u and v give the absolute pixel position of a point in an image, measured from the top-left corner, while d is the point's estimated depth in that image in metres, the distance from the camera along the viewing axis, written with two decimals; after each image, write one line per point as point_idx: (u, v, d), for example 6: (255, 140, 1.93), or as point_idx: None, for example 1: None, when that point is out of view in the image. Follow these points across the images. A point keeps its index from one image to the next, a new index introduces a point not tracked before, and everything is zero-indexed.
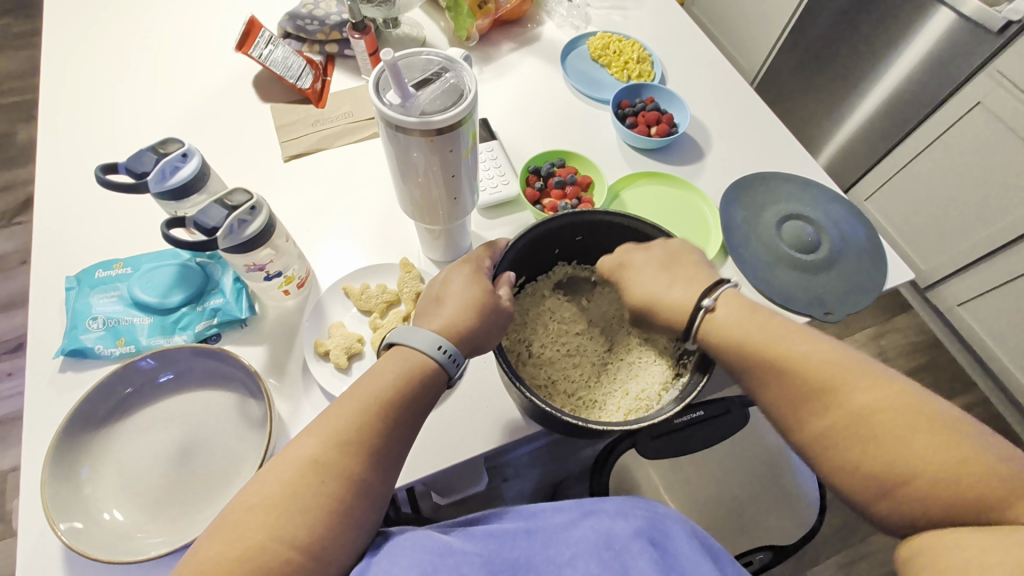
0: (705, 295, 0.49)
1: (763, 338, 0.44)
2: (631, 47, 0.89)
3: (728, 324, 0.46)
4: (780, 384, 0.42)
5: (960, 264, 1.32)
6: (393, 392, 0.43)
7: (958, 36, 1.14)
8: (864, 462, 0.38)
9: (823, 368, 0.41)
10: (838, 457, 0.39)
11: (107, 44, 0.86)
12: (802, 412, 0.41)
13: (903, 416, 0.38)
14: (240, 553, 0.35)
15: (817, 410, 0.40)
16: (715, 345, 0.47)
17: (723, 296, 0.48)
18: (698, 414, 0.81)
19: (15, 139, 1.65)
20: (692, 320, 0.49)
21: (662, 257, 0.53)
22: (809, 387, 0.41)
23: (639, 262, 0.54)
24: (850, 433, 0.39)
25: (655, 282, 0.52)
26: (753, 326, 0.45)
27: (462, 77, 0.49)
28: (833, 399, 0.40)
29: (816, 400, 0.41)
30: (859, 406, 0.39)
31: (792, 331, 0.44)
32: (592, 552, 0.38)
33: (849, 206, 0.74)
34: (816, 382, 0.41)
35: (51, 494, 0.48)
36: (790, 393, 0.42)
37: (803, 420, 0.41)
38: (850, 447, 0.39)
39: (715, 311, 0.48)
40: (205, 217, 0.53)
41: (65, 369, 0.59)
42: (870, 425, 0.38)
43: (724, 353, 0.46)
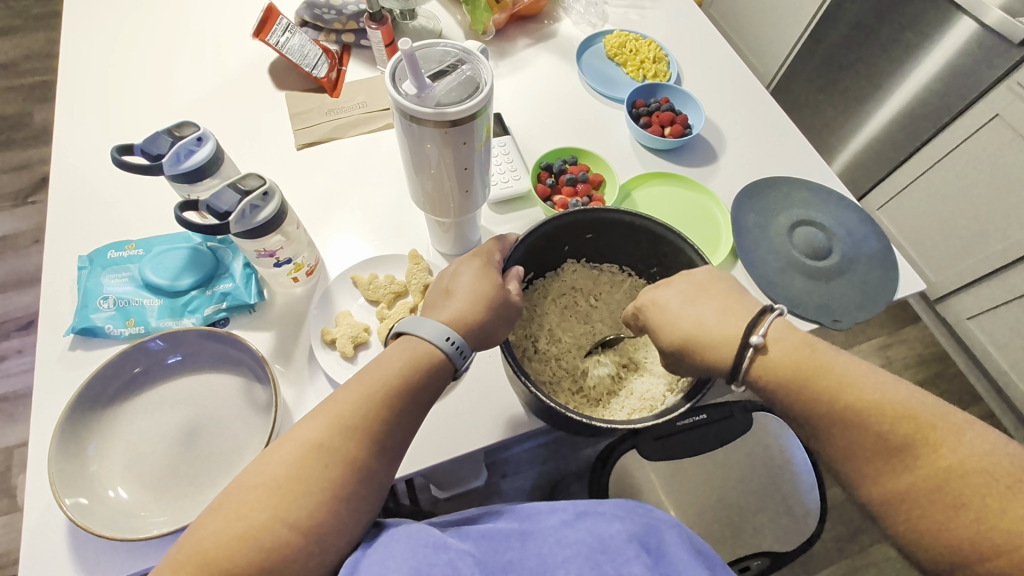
0: (751, 332, 0.45)
1: (830, 381, 0.41)
2: (647, 46, 0.88)
3: (786, 365, 0.43)
4: (853, 435, 0.40)
5: (973, 277, 1.30)
6: (400, 380, 0.43)
7: (979, 47, 1.13)
8: (952, 528, 0.36)
9: (903, 421, 0.39)
10: (920, 520, 0.37)
11: (126, 28, 0.87)
12: (878, 467, 0.39)
13: (993, 477, 0.36)
14: (243, 531, 0.36)
15: (896, 467, 0.38)
16: (774, 386, 0.43)
17: (772, 330, 0.45)
18: (701, 417, 0.80)
19: (32, 119, 1.66)
20: (738, 360, 0.45)
21: (694, 287, 0.49)
22: (890, 440, 0.39)
23: (666, 297, 0.50)
24: (936, 492, 0.37)
25: (684, 316, 0.48)
26: (818, 368, 0.42)
27: (479, 69, 0.49)
28: (916, 456, 0.38)
29: (896, 456, 0.38)
30: (948, 465, 0.37)
31: (861, 372, 0.42)
32: (585, 554, 0.38)
33: (862, 213, 0.73)
34: (897, 436, 0.39)
35: (58, 468, 0.48)
36: (864, 446, 0.39)
37: (878, 476, 0.39)
38: (936, 510, 0.37)
39: (766, 351, 0.44)
40: (218, 201, 0.53)
41: (75, 347, 0.60)
42: (958, 486, 0.36)
43: (784, 394, 0.43)
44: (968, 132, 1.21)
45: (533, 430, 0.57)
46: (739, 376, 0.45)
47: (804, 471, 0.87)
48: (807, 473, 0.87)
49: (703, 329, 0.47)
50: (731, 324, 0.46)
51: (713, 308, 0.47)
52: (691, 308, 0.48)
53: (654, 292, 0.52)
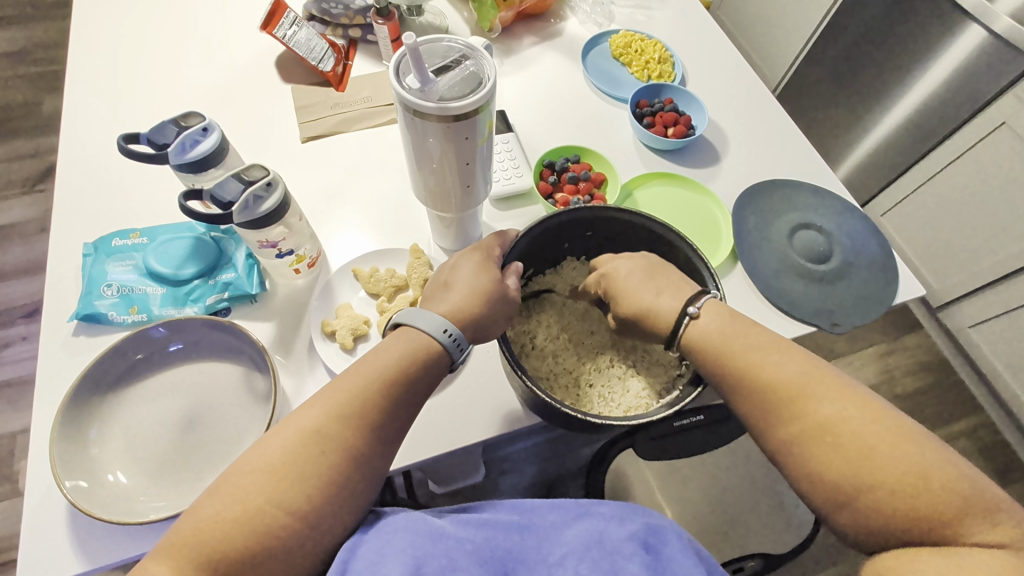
0: (689, 303, 0.49)
1: (742, 344, 0.46)
2: (653, 46, 0.89)
3: (710, 330, 0.47)
4: (751, 392, 0.44)
5: (975, 284, 1.30)
6: (397, 369, 0.44)
7: (986, 54, 1.12)
8: (828, 470, 0.40)
9: (794, 378, 0.43)
10: (805, 464, 0.41)
11: (136, 19, 0.87)
12: (772, 418, 0.43)
13: (869, 427, 0.40)
14: (240, 514, 0.36)
15: (786, 417, 0.42)
16: (693, 350, 0.48)
17: (705, 307, 0.49)
18: (700, 418, 0.81)
19: (41, 108, 1.68)
20: (676, 327, 0.49)
21: (646, 267, 0.53)
22: (780, 396, 0.43)
23: (624, 270, 0.53)
24: (817, 442, 0.41)
25: (637, 289, 0.51)
26: (734, 333, 0.47)
27: (482, 65, 0.50)
28: (802, 407, 0.42)
29: (785, 407, 0.43)
30: (826, 416, 0.41)
31: (766, 338, 0.46)
32: (583, 552, 0.38)
33: (863, 217, 0.73)
34: (788, 390, 0.43)
35: (60, 451, 0.49)
36: (761, 400, 0.44)
37: (772, 426, 0.43)
38: (816, 454, 0.41)
39: (698, 319, 0.48)
40: (222, 191, 0.54)
41: (78, 333, 0.60)
42: (835, 434, 0.40)
43: (699, 357, 0.48)
44: (974, 140, 1.21)
45: (529, 425, 0.58)
46: (676, 342, 0.49)
47: None
48: None
49: (655, 303, 0.50)
50: (675, 298, 0.50)
51: (664, 287, 0.51)
52: (646, 283, 0.51)
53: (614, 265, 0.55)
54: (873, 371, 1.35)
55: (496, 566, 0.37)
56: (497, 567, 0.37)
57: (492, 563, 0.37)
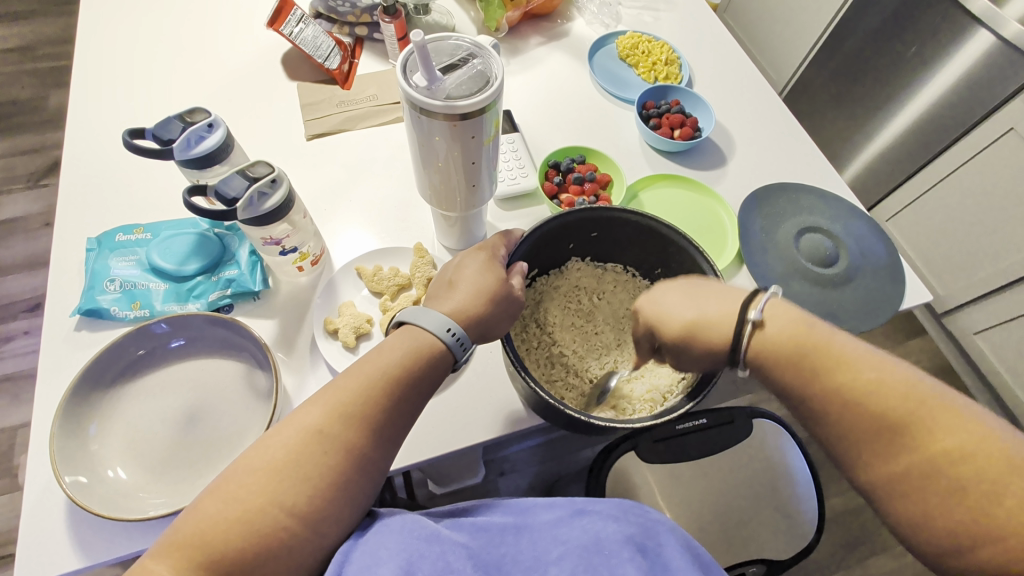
0: (749, 309, 0.46)
1: (827, 359, 0.42)
2: (660, 48, 0.88)
3: (781, 340, 0.44)
4: (846, 416, 0.41)
5: (980, 291, 1.29)
6: (400, 368, 0.43)
7: (995, 60, 1.12)
8: (944, 512, 0.36)
9: (898, 403, 0.39)
10: (912, 503, 0.37)
11: (142, 14, 0.87)
12: (873, 449, 0.39)
13: (995, 464, 0.36)
14: (239, 513, 0.36)
15: (892, 449, 0.39)
16: (768, 364, 0.45)
17: (768, 308, 0.46)
18: (701, 421, 0.84)
19: (47, 103, 1.68)
20: (737, 340, 0.46)
21: (685, 285, 0.51)
22: (885, 423, 0.39)
23: (665, 289, 0.51)
24: (929, 477, 0.37)
25: (682, 305, 0.49)
26: (815, 347, 0.43)
27: (490, 64, 0.49)
28: (910, 439, 0.38)
29: (890, 438, 0.39)
30: (941, 449, 0.37)
31: (860, 354, 0.42)
32: (580, 553, 0.37)
33: (872, 222, 0.73)
34: (892, 418, 0.39)
35: (60, 445, 0.49)
36: (859, 428, 0.40)
37: (873, 458, 0.39)
38: (928, 493, 0.37)
39: (764, 326, 0.45)
40: (227, 187, 0.53)
41: (81, 328, 0.60)
42: (953, 471, 0.36)
43: (780, 373, 0.44)
44: (981, 146, 1.20)
45: (532, 427, 0.57)
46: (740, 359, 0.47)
47: (803, 481, 0.86)
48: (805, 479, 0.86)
49: (701, 313, 0.48)
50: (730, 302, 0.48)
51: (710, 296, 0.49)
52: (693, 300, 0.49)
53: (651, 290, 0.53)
54: None
55: (492, 570, 0.37)
56: (492, 569, 0.37)
57: (487, 566, 0.37)
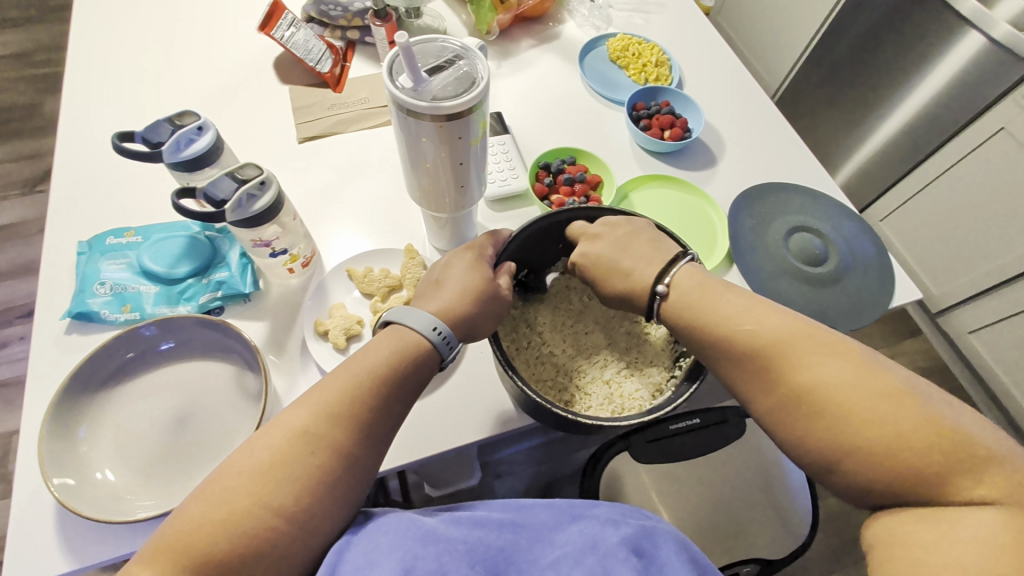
0: (659, 279, 0.50)
1: (709, 315, 0.46)
2: (650, 50, 0.89)
3: (677, 304, 0.48)
4: (728, 363, 0.44)
5: (973, 290, 1.30)
6: (387, 368, 0.43)
7: (985, 61, 1.13)
8: (812, 436, 0.38)
9: (767, 343, 0.42)
10: (790, 431, 0.40)
11: (134, 19, 0.88)
12: (756, 386, 0.42)
13: (854, 386, 0.38)
14: (226, 515, 0.36)
15: (768, 384, 0.41)
16: (667, 326, 0.49)
17: (678, 275, 0.49)
18: (693, 421, 0.84)
19: (42, 110, 1.68)
20: (651, 305, 0.50)
21: (614, 242, 0.53)
22: (756, 365, 0.42)
23: (598, 244, 0.53)
24: (792, 408, 0.40)
25: (613, 267, 0.52)
26: (705, 304, 0.47)
27: (475, 66, 0.50)
28: (783, 372, 0.41)
29: (766, 374, 0.41)
30: (800, 381, 0.40)
31: (740, 307, 0.45)
32: (576, 556, 0.38)
33: (861, 221, 0.73)
34: (765, 355, 0.42)
35: (49, 448, 0.49)
36: (742, 368, 0.43)
37: (753, 397, 0.42)
38: (800, 419, 0.39)
39: (669, 296, 0.49)
40: (216, 189, 0.54)
41: (71, 331, 0.60)
42: (818, 396, 0.39)
43: (677, 331, 0.48)
44: (973, 146, 1.21)
45: (522, 426, 0.57)
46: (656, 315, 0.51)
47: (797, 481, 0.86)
48: (798, 479, 0.86)
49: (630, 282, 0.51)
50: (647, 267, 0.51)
51: (639, 261, 0.51)
52: (623, 257, 0.52)
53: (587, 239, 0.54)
54: None
55: (489, 568, 0.37)
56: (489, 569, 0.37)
57: (483, 565, 0.37)
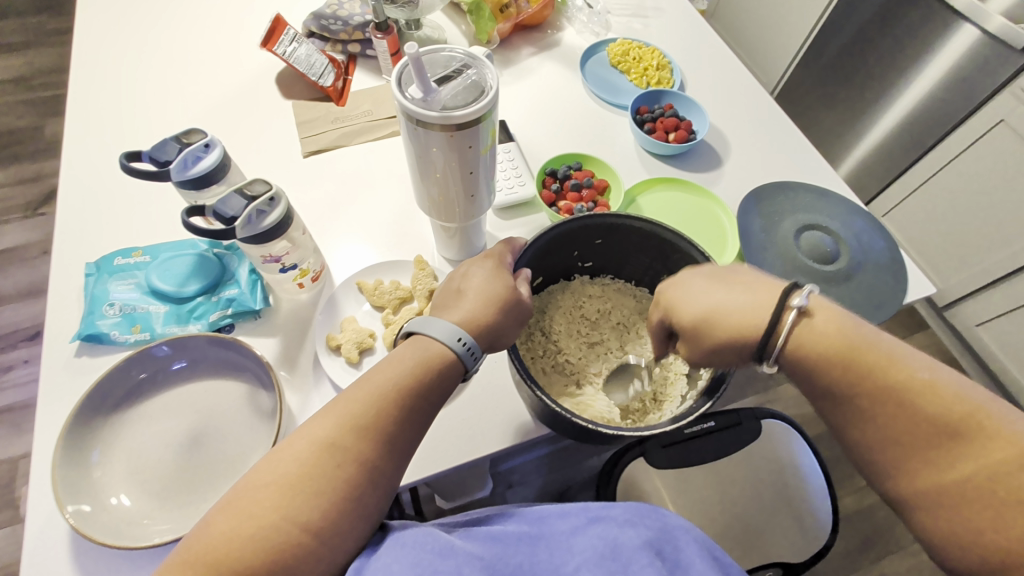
0: (790, 297, 0.44)
1: (874, 357, 0.41)
2: (650, 54, 0.89)
3: (827, 332, 0.43)
4: (896, 418, 0.39)
5: (978, 284, 1.29)
6: (411, 378, 0.43)
7: (981, 53, 1.13)
8: (999, 526, 0.35)
9: (953, 408, 0.38)
10: (963, 515, 0.36)
11: (136, 40, 0.88)
12: (929, 454, 0.38)
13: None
14: (253, 530, 0.35)
15: (947, 456, 0.37)
16: (812, 355, 0.43)
17: (812, 299, 0.44)
18: (709, 424, 0.86)
19: (43, 132, 1.69)
20: (778, 320, 0.44)
21: (710, 274, 0.49)
22: (937, 430, 0.38)
23: (687, 277, 0.50)
24: (980, 488, 0.36)
25: (714, 295, 0.47)
26: (863, 345, 0.42)
27: (484, 74, 0.50)
28: (969, 445, 0.37)
29: (947, 444, 0.37)
30: (996, 459, 0.36)
31: (911, 355, 0.41)
32: (597, 562, 0.37)
33: (871, 217, 0.73)
34: (949, 421, 0.38)
35: (62, 473, 0.48)
36: (913, 428, 0.39)
37: (921, 466, 0.38)
38: (983, 506, 0.35)
39: (809, 313, 0.43)
40: (224, 206, 0.53)
41: (81, 354, 0.60)
42: (1014, 483, 0.35)
43: (826, 369, 0.42)
44: (971, 139, 1.20)
45: (541, 437, 0.56)
46: (770, 353, 0.45)
47: (815, 483, 0.86)
48: (818, 484, 0.86)
49: (736, 309, 0.46)
50: (763, 294, 0.46)
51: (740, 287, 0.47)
52: (723, 287, 0.47)
53: (676, 277, 0.51)
54: None
55: None
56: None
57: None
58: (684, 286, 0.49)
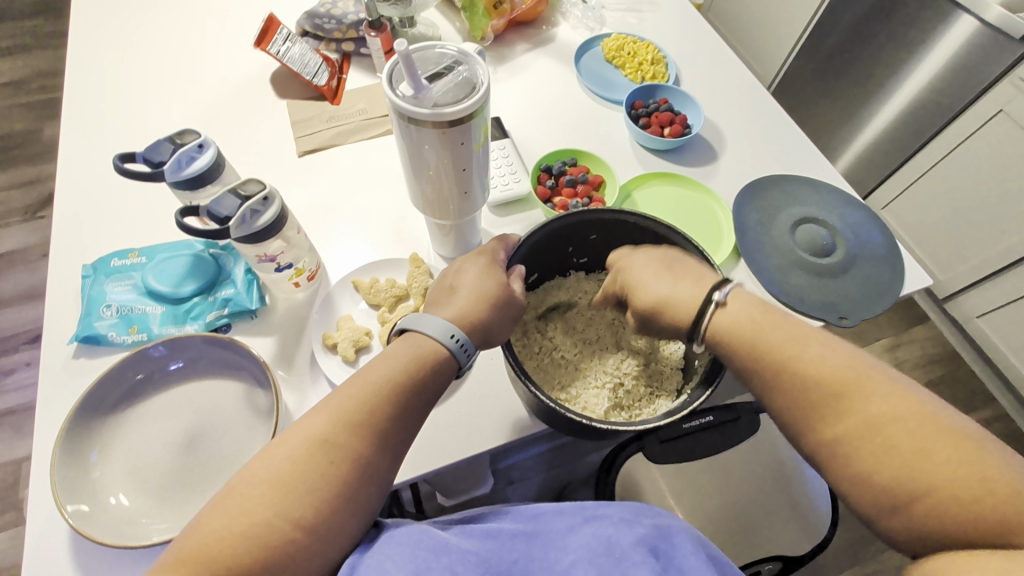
0: (714, 290, 0.46)
1: (773, 336, 0.43)
2: (645, 48, 0.89)
3: (741, 322, 0.44)
4: (788, 387, 0.41)
5: (978, 275, 1.29)
6: (404, 375, 0.43)
7: (980, 44, 1.12)
8: (880, 475, 0.36)
9: (837, 372, 0.39)
10: (850, 470, 0.37)
11: (131, 41, 0.88)
12: (815, 417, 0.39)
13: (923, 427, 0.36)
14: (247, 527, 0.35)
15: (829, 416, 0.39)
16: (723, 342, 0.45)
17: (731, 294, 0.46)
18: (708, 419, 0.84)
19: (42, 135, 1.69)
20: (702, 314, 0.46)
21: (662, 258, 0.51)
22: (823, 393, 0.39)
23: (640, 263, 0.52)
24: (863, 441, 0.37)
25: (655, 280, 0.50)
26: (771, 324, 0.44)
27: (475, 70, 0.50)
28: (849, 404, 0.38)
29: (830, 405, 0.39)
30: (872, 414, 0.37)
31: (806, 332, 0.43)
32: (591, 558, 0.37)
33: (867, 210, 0.72)
34: (831, 385, 0.39)
35: (61, 474, 0.48)
36: (804, 394, 0.40)
37: (813, 426, 0.39)
38: (866, 457, 0.37)
39: (725, 306, 0.45)
40: (218, 206, 0.53)
41: (79, 355, 0.60)
42: (889, 434, 0.36)
43: (733, 349, 0.44)
44: (970, 130, 1.20)
45: (536, 433, 0.56)
46: (699, 334, 0.47)
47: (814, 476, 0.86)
48: (816, 479, 0.86)
49: (673, 292, 0.48)
50: (698, 283, 0.48)
51: (680, 277, 0.49)
52: (661, 275, 0.50)
53: (628, 260, 0.53)
54: None
55: None
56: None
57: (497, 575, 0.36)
58: (638, 269, 0.52)
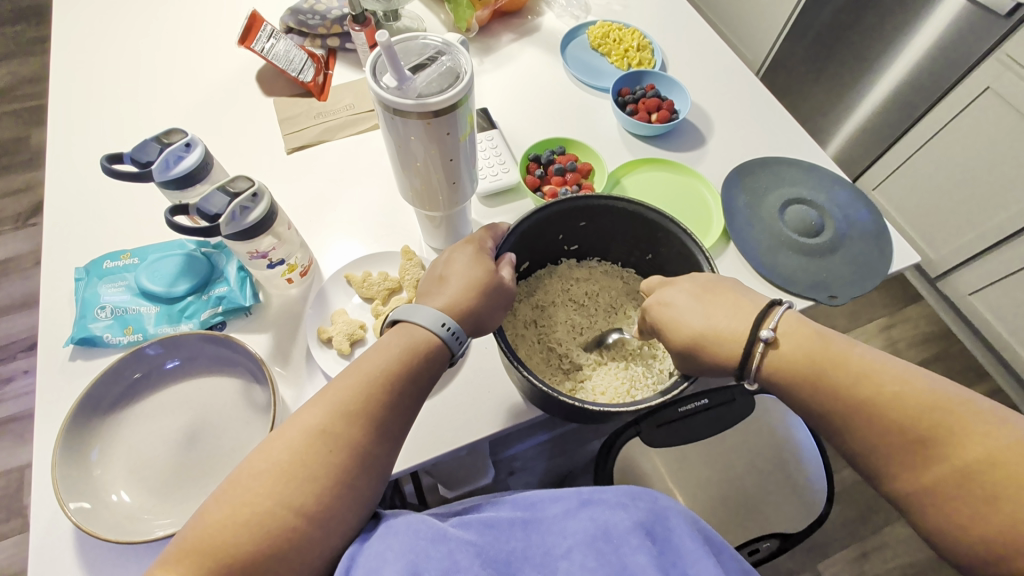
0: (760, 327, 0.45)
1: (841, 373, 0.42)
2: (631, 34, 0.89)
3: (795, 357, 0.44)
4: (869, 430, 0.40)
5: (969, 253, 1.29)
6: (398, 364, 0.44)
7: (967, 20, 1.13)
8: (981, 522, 0.35)
9: (923, 412, 0.39)
10: (946, 516, 0.37)
11: (115, 42, 0.87)
12: (903, 463, 0.39)
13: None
14: (249, 517, 0.36)
15: (919, 462, 0.38)
16: (783, 380, 0.44)
17: (780, 323, 0.45)
18: (702, 402, 0.85)
19: (29, 143, 1.68)
20: (749, 356, 0.45)
21: (695, 288, 0.50)
22: (909, 437, 0.39)
23: (674, 295, 0.50)
24: (961, 487, 0.36)
25: (693, 313, 0.48)
26: (834, 361, 0.42)
27: (458, 60, 0.50)
28: (939, 449, 0.38)
29: (917, 450, 0.38)
30: (968, 460, 0.37)
31: (879, 365, 0.42)
32: (589, 544, 0.38)
33: (855, 188, 0.73)
34: (918, 430, 0.38)
35: (61, 473, 0.49)
36: (888, 438, 0.39)
37: (901, 471, 0.39)
38: (961, 505, 0.36)
39: (777, 345, 0.44)
40: (208, 204, 0.54)
41: (75, 357, 0.60)
42: (987, 483, 0.36)
43: (798, 388, 0.44)
44: (959, 108, 1.20)
45: (532, 419, 0.57)
46: (749, 372, 0.46)
47: (810, 456, 0.86)
48: (813, 457, 0.86)
49: (710, 326, 0.47)
50: (741, 316, 0.47)
51: (720, 309, 0.48)
52: (703, 308, 0.48)
53: (658, 292, 0.52)
54: (876, 346, 1.35)
55: (500, 567, 0.37)
56: (502, 567, 0.37)
57: (495, 563, 0.37)
58: (671, 302, 0.50)
